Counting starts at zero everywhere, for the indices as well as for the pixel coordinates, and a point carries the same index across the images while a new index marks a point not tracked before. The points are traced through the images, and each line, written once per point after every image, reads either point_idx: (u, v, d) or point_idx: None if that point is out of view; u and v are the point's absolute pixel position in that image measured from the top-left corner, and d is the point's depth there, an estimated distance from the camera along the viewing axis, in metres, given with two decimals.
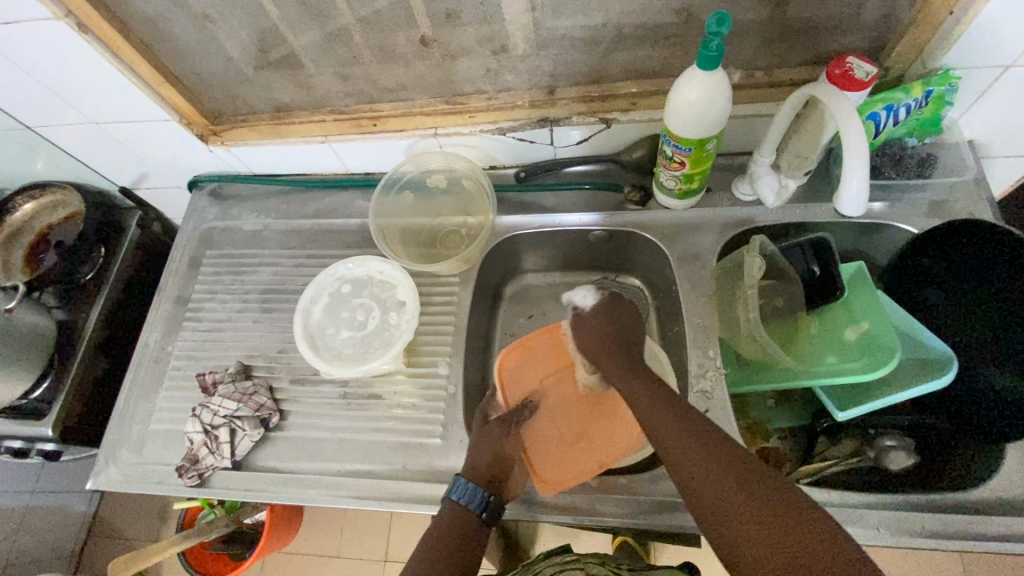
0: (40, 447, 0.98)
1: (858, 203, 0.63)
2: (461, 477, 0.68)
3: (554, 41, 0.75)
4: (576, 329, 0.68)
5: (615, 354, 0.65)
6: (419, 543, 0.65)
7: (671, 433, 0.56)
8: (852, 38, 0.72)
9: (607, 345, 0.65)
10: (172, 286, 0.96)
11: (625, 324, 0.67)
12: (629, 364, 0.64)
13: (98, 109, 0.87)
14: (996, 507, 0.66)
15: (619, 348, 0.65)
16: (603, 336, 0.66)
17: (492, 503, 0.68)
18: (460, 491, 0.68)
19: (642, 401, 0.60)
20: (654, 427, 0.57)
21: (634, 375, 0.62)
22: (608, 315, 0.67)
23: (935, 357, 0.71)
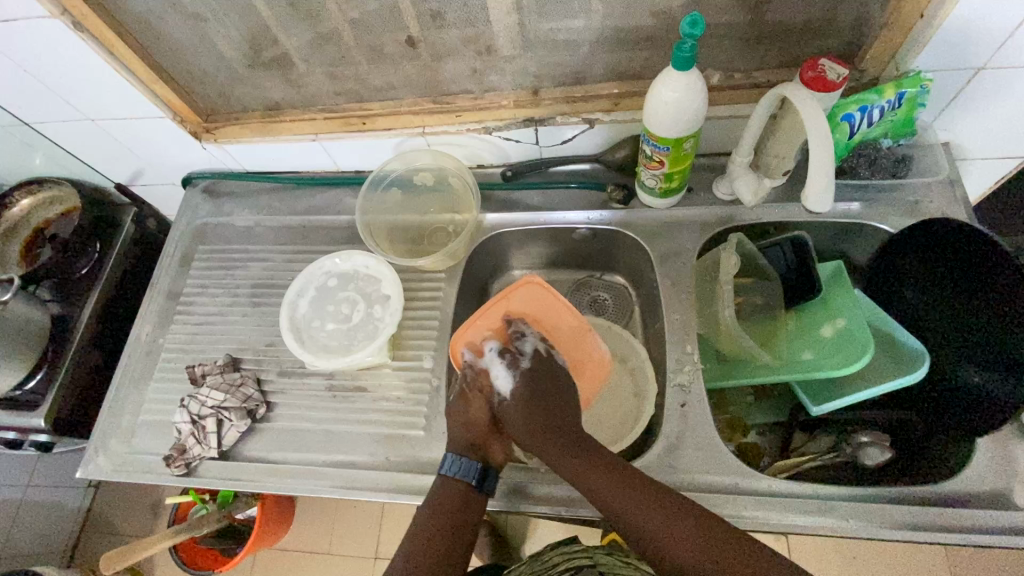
0: (32, 438, 0.99)
1: (823, 200, 0.68)
2: (451, 453, 0.71)
3: (537, 42, 0.77)
4: (506, 416, 0.72)
5: (551, 423, 0.70)
6: (417, 513, 0.69)
7: (626, 506, 0.63)
8: (827, 41, 0.74)
9: (535, 428, 0.70)
10: (165, 280, 0.97)
11: (552, 386, 0.73)
12: (569, 437, 0.69)
13: (93, 106, 0.89)
14: (968, 499, 0.67)
15: (551, 421, 0.70)
16: (528, 413, 0.71)
17: (485, 474, 0.70)
18: (452, 465, 0.70)
19: (591, 481, 0.66)
20: (611, 505, 0.64)
21: (577, 454, 0.68)
22: (533, 385, 0.73)
23: (909, 355, 0.73)
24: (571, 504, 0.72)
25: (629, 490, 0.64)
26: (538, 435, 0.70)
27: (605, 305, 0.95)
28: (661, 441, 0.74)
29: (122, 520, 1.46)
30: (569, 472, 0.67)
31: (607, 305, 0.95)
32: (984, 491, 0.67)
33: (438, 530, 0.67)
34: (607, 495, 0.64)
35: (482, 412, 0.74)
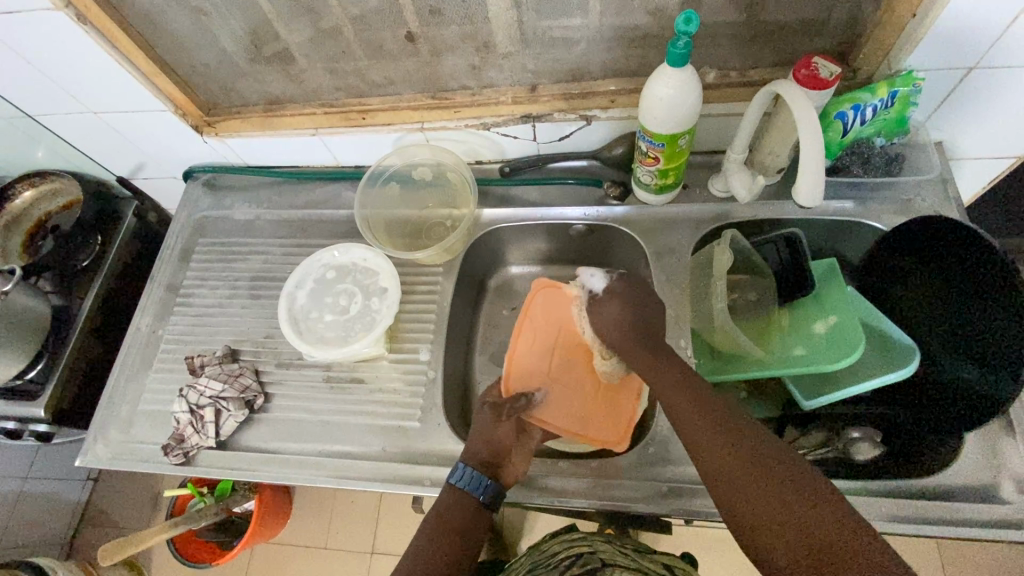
0: (32, 428, 1.00)
1: (815, 192, 0.67)
2: (463, 464, 0.71)
3: (535, 39, 0.78)
4: (599, 317, 0.76)
5: (638, 337, 0.71)
6: (421, 526, 0.67)
7: (691, 422, 0.60)
8: (820, 40, 0.75)
9: (628, 334, 0.72)
10: (165, 273, 0.98)
11: (637, 302, 0.74)
12: (651, 344, 0.70)
13: (96, 98, 0.90)
14: (955, 492, 0.68)
15: (635, 328, 0.72)
16: (620, 318, 0.73)
17: (494, 488, 0.70)
18: (461, 478, 0.70)
19: (674, 397, 0.62)
20: (680, 421, 0.61)
21: (667, 359, 0.67)
22: (625, 304, 0.74)
23: (900, 350, 0.74)
24: (564, 495, 0.73)
25: (705, 411, 0.59)
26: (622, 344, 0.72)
27: None
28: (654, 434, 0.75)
29: (121, 512, 1.47)
30: (653, 379, 0.66)
31: None
32: (971, 485, 0.68)
33: (444, 545, 0.65)
34: (683, 411, 0.61)
35: (507, 433, 0.74)
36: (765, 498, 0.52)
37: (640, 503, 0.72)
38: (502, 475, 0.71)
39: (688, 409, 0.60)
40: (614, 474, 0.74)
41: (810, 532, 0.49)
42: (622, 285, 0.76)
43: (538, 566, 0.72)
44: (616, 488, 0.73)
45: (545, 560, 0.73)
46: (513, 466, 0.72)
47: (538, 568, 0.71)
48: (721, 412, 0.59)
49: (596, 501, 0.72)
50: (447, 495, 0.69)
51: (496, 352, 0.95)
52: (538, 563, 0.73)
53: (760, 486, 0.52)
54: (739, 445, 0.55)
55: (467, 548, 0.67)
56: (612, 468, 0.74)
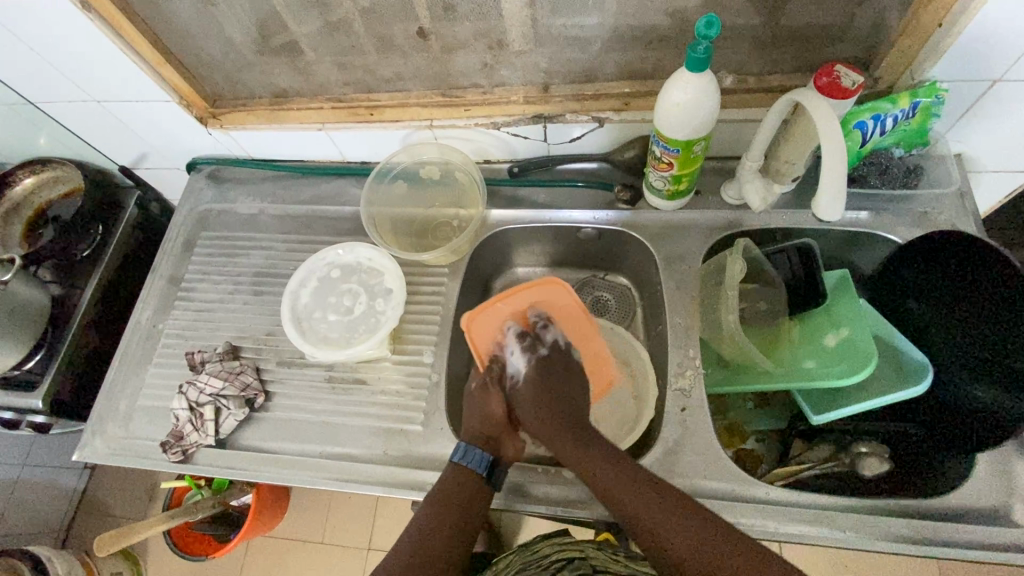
0: (31, 418, 0.99)
1: (836, 207, 0.65)
2: (465, 443, 0.71)
3: (550, 38, 0.76)
4: (521, 402, 0.72)
5: (557, 413, 0.70)
6: (424, 502, 0.69)
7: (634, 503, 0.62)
8: (843, 47, 0.73)
9: (540, 414, 0.70)
10: (166, 266, 0.97)
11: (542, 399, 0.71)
12: (569, 427, 0.69)
13: (99, 87, 0.88)
14: (965, 514, 0.67)
15: (556, 409, 0.70)
16: (540, 407, 0.70)
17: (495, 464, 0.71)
18: (464, 455, 0.71)
19: (592, 464, 0.66)
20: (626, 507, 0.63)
21: (572, 431, 0.69)
22: (541, 379, 0.72)
23: (912, 367, 0.72)
24: (568, 505, 0.72)
25: (623, 473, 0.64)
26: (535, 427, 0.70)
27: (608, 306, 0.95)
28: (660, 444, 0.74)
29: (118, 502, 1.47)
30: (562, 449, 0.68)
31: (610, 306, 0.95)
32: (981, 507, 0.67)
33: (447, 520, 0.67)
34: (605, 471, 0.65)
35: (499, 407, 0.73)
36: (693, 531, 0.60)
37: None
38: (502, 453, 0.72)
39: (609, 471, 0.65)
40: None
41: None
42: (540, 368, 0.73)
43: (527, 567, 0.71)
44: None
45: (534, 562, 0.71)
46: (511, 442, 0.72)
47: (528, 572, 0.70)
48: (639, 470, 0.65)
49: (599, 511, 0.71)
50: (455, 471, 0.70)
51: None
52: (528, 563, 0.71)
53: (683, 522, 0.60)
54: (659, 491, 0.63)
55: (471, 522, 0.68)
56: None
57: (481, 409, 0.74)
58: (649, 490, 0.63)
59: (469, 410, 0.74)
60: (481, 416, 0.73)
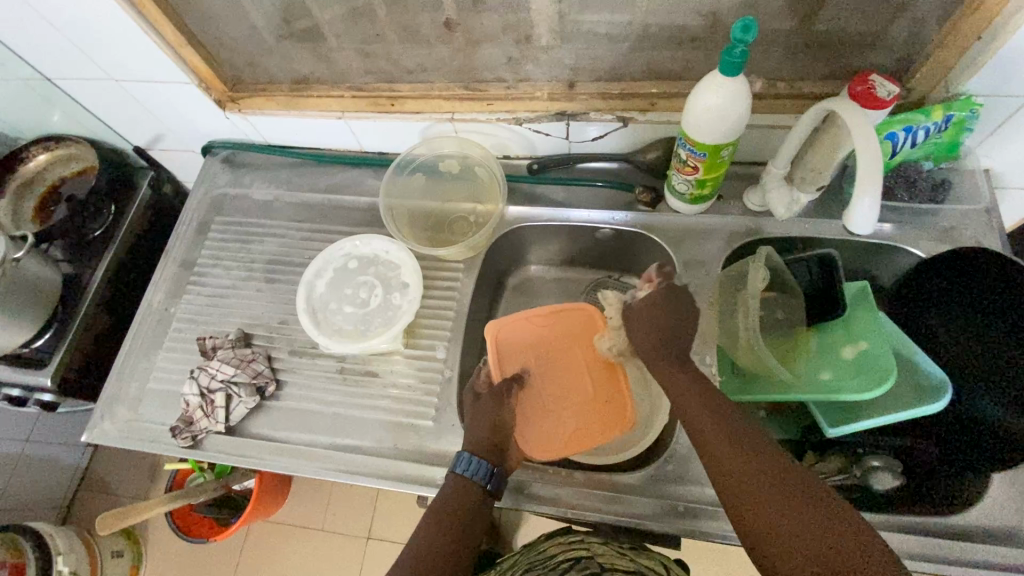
0: (38, 396, 1.00)
1: (868, 222, 0.63)
2: (467, 452, 0.70)
3: (578, 34, 0.75)
4: (635, 323, 0.69)
5: (672, 347, 0.67)
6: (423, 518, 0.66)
7: (687, 405, 0.63)
8: (877, 56, 0.71)
9: (656, 340, 0.67)
10: (179, 249, 0.96)
11: (678, 319, 0.67)
12: (674, 357, 0.67)
13: (118, 66, 0.87)
14: (976, 530, 0.68)
15: (669, 345, 0.67)
16: (654, 334, 0.67)
17: (496, 475, 0.69)
18: (466, 465, 0.69)
19: (686, 401, 0.63)
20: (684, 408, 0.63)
21: (683, 359, 0.67)
22: (665, 302, 0.67)
23: (930, 385, 0.71)
24: (577, 507, 0.72)
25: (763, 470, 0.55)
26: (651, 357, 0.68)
27: None
28: (673, 450, 0.74)
29: (120, 481, 1.48)
30: (676, 396, 0.64)
31: None
32: (992, 524, 0.68)
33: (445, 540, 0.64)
34: (695, 413, 0.62)
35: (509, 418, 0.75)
36: (812, 534, 0.50)
37: (658, 522, 0.70)
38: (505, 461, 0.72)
39: (708, 424, 0.60)
40: (630, 489, 0.72)
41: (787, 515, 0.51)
42: (665, 297, 0.68)
43: (533, 567, 0.71)
44: (629, 505, 0.71)
45: (541, 560, 0.71)
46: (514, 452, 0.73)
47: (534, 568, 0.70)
48: (739, 427, 0.59)
49: (610, 515, 0.71)
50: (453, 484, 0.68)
51: None
52: (534, 563, 0.72)
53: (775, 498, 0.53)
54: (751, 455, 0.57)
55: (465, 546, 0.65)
56: (628, 483, 0.72)
57: (490, 416, 0.74)
58: (757, 465, 0.55)
59: (476, 419, 0.73)
60: (490, 423, 0.73)
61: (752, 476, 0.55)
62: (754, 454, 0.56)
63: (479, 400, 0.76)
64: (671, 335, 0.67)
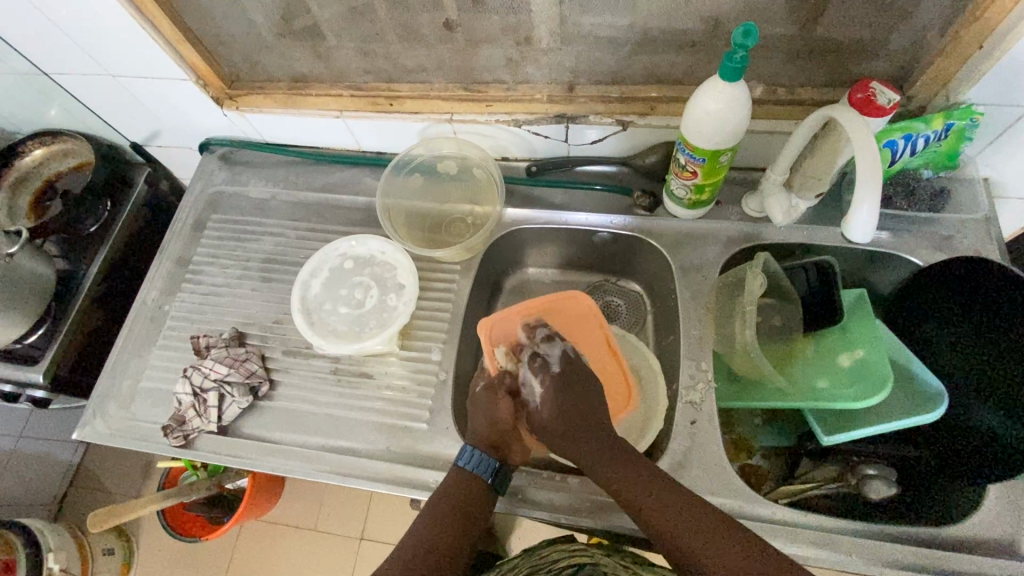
0: (30, 392, 0.99)
1: (866, 231, 0.63)
2: (470, 446, 0.70)
3: (578, 37, 0.74)
4: (540, 420, 0.67)
5: (587, 429, 0.66)
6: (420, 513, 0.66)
7: (603, 466, 0.64)
8: (877, 63, 0.71)
9: (564, 430, 0.65)
10: (175, 247, 0.96)
11: (588, 399, 0.67)
12: (594, 443, 0.65)
13: (115, 61, 0.86)
14: (972, 544, 0.67)
15: (577, 427, 0.65)
16: (559, 415, 0.66)
17: (501, 471, 0.69)
18: (469, 458, 0.69)
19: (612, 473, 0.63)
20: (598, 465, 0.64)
21: (599, 440, 0.65)
22: (560, 401, 0.66)
23: (926, 394, 0.71)
24: (570, 512, 0.71)
25: (687, 522, 0.58)
26: (559, 441, 0.66)
27: (619, 312, 0.94)
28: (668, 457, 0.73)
29: (112, 479, 1.47)
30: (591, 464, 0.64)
31: (620, 311, 0.94)
32: (989, 538, 0.67)
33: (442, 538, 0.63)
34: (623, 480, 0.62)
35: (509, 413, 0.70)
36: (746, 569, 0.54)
37: None
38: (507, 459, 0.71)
39: (625, 481, 0.62)
40: None
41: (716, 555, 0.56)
42: (564, 383, 0.67)
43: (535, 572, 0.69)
44: (624, 511, 0.71)
45: (542, 566, 0.70)
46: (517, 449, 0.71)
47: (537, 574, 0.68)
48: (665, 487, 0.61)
49: (603, 520, 0.71)
50: (453, 476, 0.69)
51: None
52: (536, 568, 0.70)
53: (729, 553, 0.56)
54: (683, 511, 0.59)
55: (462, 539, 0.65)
56: None
57: (487, 412, 0.70)
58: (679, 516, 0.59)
59: (475, 415, 0.70)
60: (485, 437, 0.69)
61: (691, 528, 0.58)
62: (674, 504, 0.59)
63: (476, 391, 0.73)
64: (593, 421, 0.66)
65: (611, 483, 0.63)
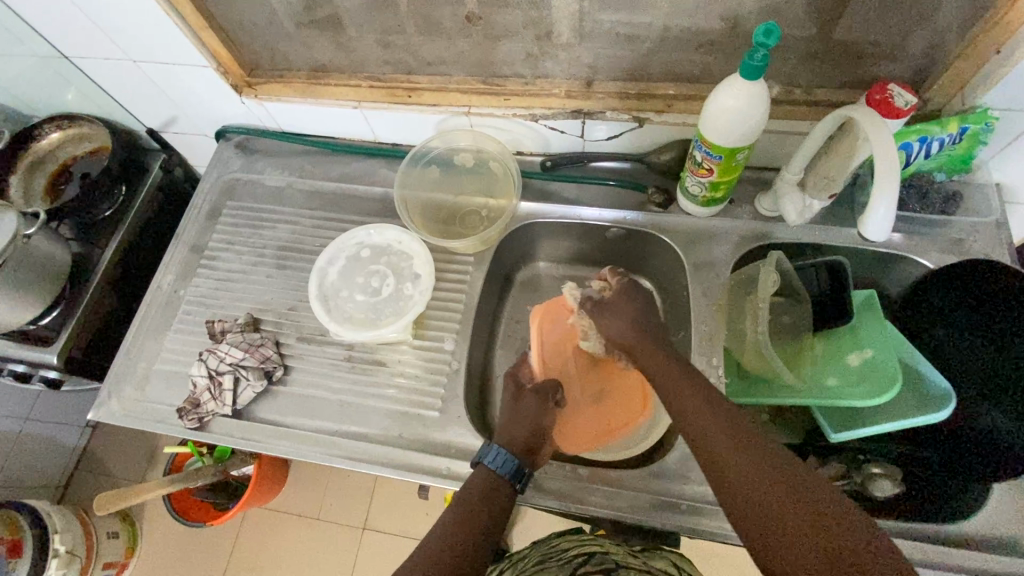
0: (43, 373, 1.00)
1: (883, 229, 0.64)
2: (495, 445, 0.70)
3: (598, 33, 0.75)
4: (608, 317, 0.79)
5: (646, 335, 0.75)
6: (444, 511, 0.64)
7: (675, 390, 0.66)
8: (894, 66, 0.72)
9: (631, 331, 0.76)
10: (190, 232, 0.96)
11: (640, 316, 0.77)
12: (658, 348, 0.73)
13: (137, 46, 0.87)
14: (972, 540, 0.69)
15: (641, 326, 0.76)
16: (630, 323, 0.76)
17: (524, 474, 0.69)
18: (494, 458, 0.69)
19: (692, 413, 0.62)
20: (671, 390, 0.66)
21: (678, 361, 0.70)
22: (624, 297, 0.79)
23: (935, 395, 0.70)
24: (580, 502, 0.72)
25: (747, 445, 0.56)
26: (636, 348, 0.74)
27: None
28: (678, 449, 0.74)
29: (118, 463, 1.48)
30: (665, 386, 0.67)
31: None
32: (989, 535, 0.69)
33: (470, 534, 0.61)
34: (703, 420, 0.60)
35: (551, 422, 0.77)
36: (797, 500, 0.49)
37: (660, 519, 0.71)
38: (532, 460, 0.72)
39: (695, 406, 0.62)
40: (638, 487, 0.73)
41: (768, 485, 0.52)
42: (630, 290, 0.80)
43: (547, 560, 0.70)
44: (632, 501, 0.72)
45: (554, 554, 0.70)
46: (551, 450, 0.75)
47: (547, 562, 0.68)
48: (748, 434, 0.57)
49: (612, 510, 0.72)
50: (479, 479, 0.68)
51: (517, 348, 0.94)
52: (548, 556, 0.70)
53: (776, 481, 0.51)
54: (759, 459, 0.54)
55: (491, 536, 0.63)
56: (636, 482, 0.73)
57: (533, 416, 0.76)
58: (740, 439, 0.57)
59: (518, 417, 0.76)
60: (530, 425, 0.74)
61: (737, 456, 0.55)
62: (734, 430, 0.58)
63: (523, 396, 0.79)
64: (658, 336, 0.75)
65: (692, 418, 0.61)
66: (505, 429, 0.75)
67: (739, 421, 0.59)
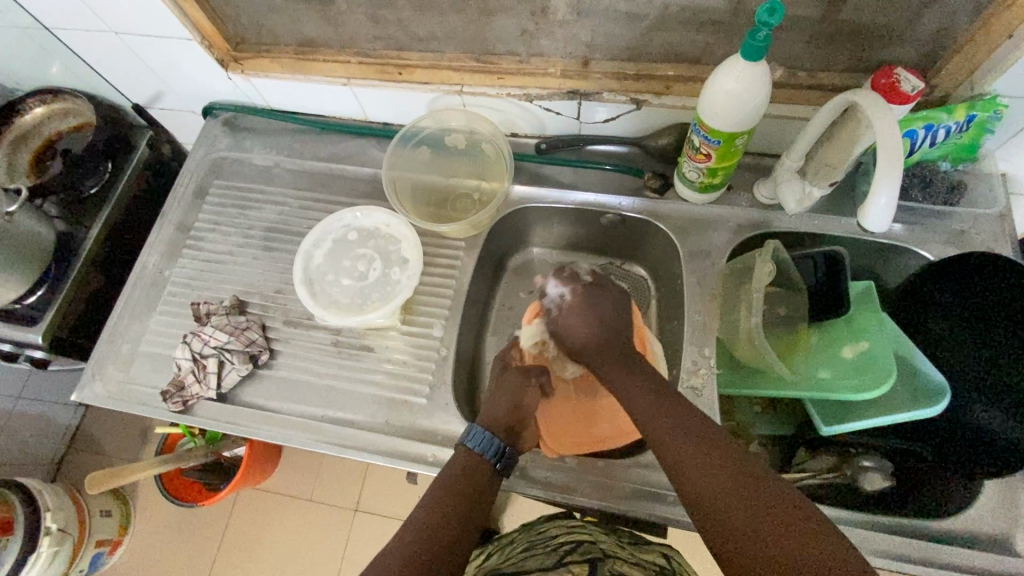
0: (29, 352, 0.98)
1: (884, 220, 0.62)
2: (478, 427, 0.68)
3: (596, 10, 0.72)
4: (567, 330, 0.72)
5: (613, 342, 0.70)
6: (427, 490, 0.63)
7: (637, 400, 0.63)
8: (902, 50, 0.69)
9: (604, 343, 0.70)
10: (176, 212, 0.94)
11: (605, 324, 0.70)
12: (622, 357, 0.68)
13: (118, 18, 0.84)
14: (963, 538, 0.68)
15: (613, 343, 0.70)
16: (594, 329, 0.71)
17: (507, 453, 0.68)
18: (475, 438, 0.67)
19: (657, 411, 0.61)
20: (632, 403, 0.63)
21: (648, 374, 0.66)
22: (586, 302, 0.72)
23: (929, 389, 0.69)
24: (567, 491, 0.72)
25: (719, 458, 0.55)
26: (592, 350, 0.70)
27: None
28: None
29: (110, 442, 1.48)
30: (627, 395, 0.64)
31: None
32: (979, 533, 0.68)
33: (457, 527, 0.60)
34: (665, 423, 0.59)
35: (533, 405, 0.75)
36: (770, 516, 0.49)
37: (647, 510, 0.70)
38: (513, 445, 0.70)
39: (663, 419, 0.60)
40: (630, 478, 0.72)
41: (742, 501, 0.51)
42: (596, 297, 0.73)
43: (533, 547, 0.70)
44: (619, 492, 0.71)
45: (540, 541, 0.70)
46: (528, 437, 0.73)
47: (533, 549, 0.68)
48: (709, 428, 0.58)
49: (600, 501, 0.71)
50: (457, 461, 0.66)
51: (508, 335, 0.93)
52: (534, 543, 0.70)
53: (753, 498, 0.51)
54: (735, 471, 0.53)
55: (473, 526, 0.61)
56: (626, 472, 0.72)
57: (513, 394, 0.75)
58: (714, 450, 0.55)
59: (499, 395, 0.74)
60: (511, 402, 0.73)
61: (706, 471, 0.54)
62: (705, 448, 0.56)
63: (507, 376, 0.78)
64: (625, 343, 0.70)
65: (658, 434, 0.59)
66: (485, 408, 0.73)
67: (710, 433, 0.57)
